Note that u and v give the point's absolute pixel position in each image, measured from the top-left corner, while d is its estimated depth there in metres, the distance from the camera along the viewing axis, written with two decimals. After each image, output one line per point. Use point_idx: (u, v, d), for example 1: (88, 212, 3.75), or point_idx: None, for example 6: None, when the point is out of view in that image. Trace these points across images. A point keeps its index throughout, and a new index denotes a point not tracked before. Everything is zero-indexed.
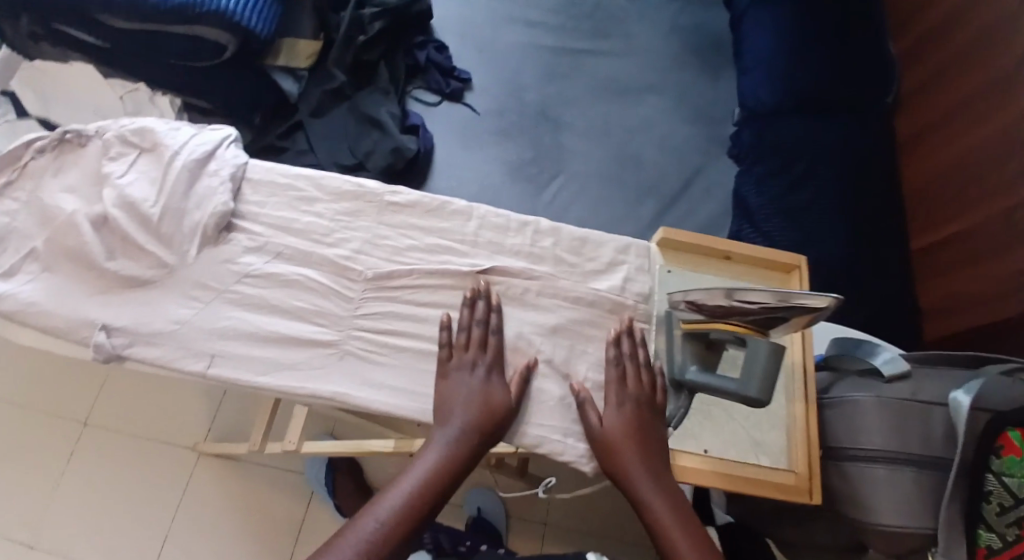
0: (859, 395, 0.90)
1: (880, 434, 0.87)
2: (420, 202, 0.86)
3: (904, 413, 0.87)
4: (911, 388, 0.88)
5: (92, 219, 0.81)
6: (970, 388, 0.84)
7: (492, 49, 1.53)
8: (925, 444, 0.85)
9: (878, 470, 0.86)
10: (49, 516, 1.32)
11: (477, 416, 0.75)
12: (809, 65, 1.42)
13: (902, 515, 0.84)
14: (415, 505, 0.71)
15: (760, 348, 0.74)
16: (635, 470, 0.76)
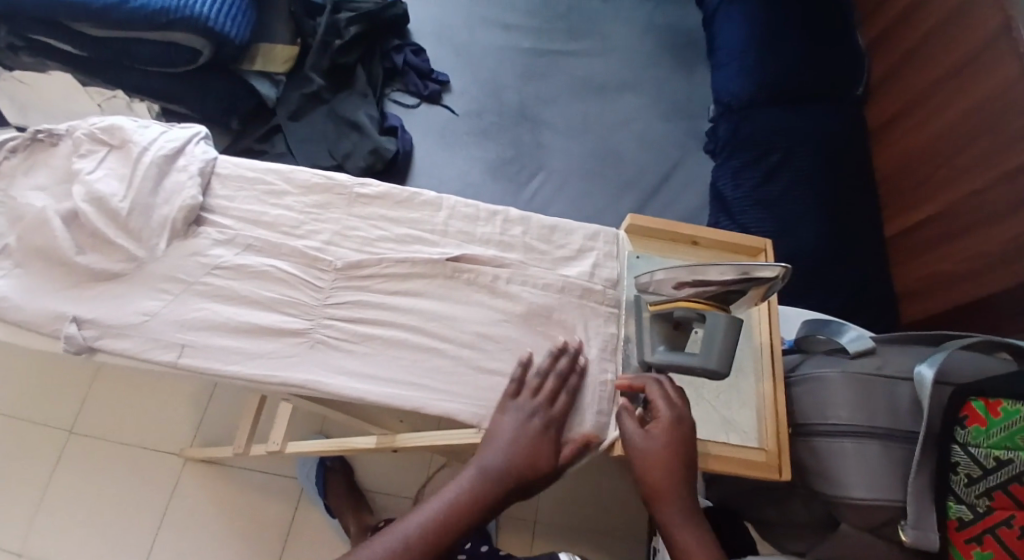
0: (828, 371, 0.92)
1: (847, 409, 0.89)
2: (390, 194, 0.88)
3: (870, 388, 0.89)
4: (876, 364, 0.91)
5: (63, 215, 0.82)
6: (933, 362, 0.86)
7: (469, 51, 1.54)
8: (891, 417, 0.88)
9: (845, 443, 0.88)
10: (34, 524, 1.31)
11: (523, 458, 0.75)
12: (781, 55, 1.43)
13: (871, 486, 0.86)
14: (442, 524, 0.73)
15: (719, 321, 0.76)
16: (668, 495, 0.74)
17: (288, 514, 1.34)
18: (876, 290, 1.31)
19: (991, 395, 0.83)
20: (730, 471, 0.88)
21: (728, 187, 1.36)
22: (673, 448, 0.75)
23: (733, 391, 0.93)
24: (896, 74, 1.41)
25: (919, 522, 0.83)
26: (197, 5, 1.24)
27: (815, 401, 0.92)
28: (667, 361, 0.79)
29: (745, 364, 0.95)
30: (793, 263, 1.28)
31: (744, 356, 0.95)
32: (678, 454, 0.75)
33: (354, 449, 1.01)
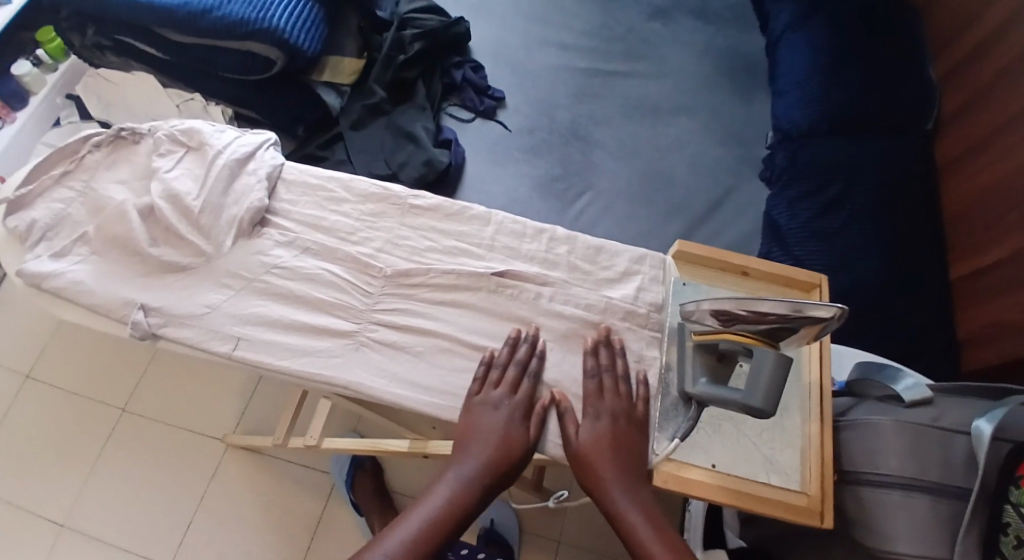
0: (879, 418, 0.86)
1: (898, 459, 0.83)
2: (441, 206, 0.92)
3: (925, 438, 0.83)
4: (931, 413, 0.85)
5: (140, 210, 0.88)
6: (993, 417, 0.80)
7: (527, 70, 1.58)
8: (944, 471, 0.82)
9: (892, 496, 0.82)
10: (81, 496, 1.38)
11: (496, 448, 0.78)
12: (843, 89, 1.42)
13: (917, 543, 0.79)
14: (446, 515, 0.75)
15: (767, 359, 0.75)
16: (609, 482, 0.78)
17: (318, 509, 1.38)
18: (937, 334, 1.26)
19: None
20: (765, 513, 0.81)
21: (783, 217, 1.35)
22: (609, 433, 0.80)
23: (777, 431, 0.85)
24: (968, 113, 1.37)
25: None
26: (274, 19, 1.31)
27: (863, 448, 0.86)
28: (696, 389, 0.80)
29: (792, 403, 0.87)
30: (840, 298, 1.26)
31: (791, 396, 0.87)
32: (613, 440, 0.79)
33: (389, 450, 1.03)
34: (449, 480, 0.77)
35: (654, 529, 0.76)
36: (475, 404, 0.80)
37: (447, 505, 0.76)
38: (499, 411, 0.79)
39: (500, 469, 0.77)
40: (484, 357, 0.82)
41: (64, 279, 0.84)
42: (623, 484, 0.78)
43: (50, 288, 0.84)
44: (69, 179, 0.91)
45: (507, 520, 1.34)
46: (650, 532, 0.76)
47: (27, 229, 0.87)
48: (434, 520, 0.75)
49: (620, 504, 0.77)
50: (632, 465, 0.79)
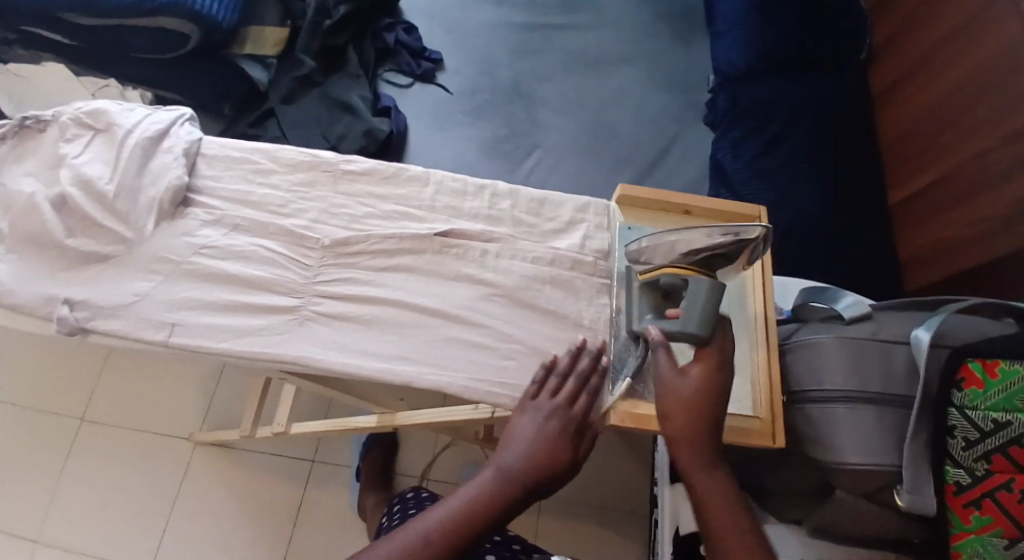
0: (822, 336, 0.85)
1: (841, 373, 0.82)
2: (375, 170, 0.89)
3: (866, 350, 0.82)
4: (872, 328, 0.84)
5: (52, 200, 0.83)
6: (931, 325, 0.79)
7: (461, 29, 1.54)
8: (887, 382, 0.81)
9: (838, 410, 0.82)
10: (43, 512, 1.34)
11: (542, 459, 0.73)
12: (781, 20, 1.40)
13: (865, 452, 0.79)
14: (477, 510, 0.71)
15: (699, 286, 0.74)
16: (683, 440, 0.73)
17: (297, 495, 1.36)
18: (889, 260, 1.27)
19: (990, 356, 0.77)
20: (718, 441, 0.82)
21: (727, 158, 1.31)
22: (700, 388, 0.74)
23: None
24: (903, 36, 1.37)
25: (915, 488, 0.77)
26: None
27: (807, 366, 0.85)
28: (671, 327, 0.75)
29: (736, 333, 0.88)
30: (793, 230, 1.26)
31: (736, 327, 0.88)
32: (704, 395, 0.73)
33: (359, 429, 1.02)
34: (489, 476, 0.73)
35: (721, 499, 0.72)
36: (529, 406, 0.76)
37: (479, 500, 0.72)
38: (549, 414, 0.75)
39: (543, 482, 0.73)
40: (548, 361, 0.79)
41: None
42: (697, 448, 0.73)
43: None
44: None
45: None
46: (716, 502, 0.71)
47: None
48: (461, 515, 0.71)
49: (690, 466, 0.73)
50: (713, 428, 0.73)
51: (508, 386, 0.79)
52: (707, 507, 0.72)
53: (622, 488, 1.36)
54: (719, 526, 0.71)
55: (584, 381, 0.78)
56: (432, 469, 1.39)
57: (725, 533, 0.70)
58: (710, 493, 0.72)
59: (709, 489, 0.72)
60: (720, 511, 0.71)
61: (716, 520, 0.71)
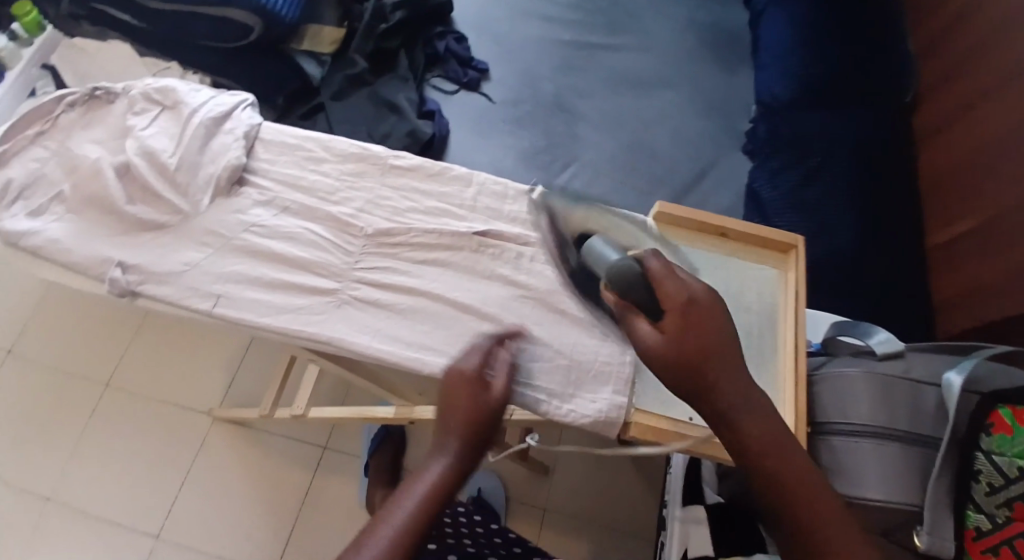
0: (852, 369, 0.87)
1: (869, 408, 0.84)
2: (421, 167, 0.91)
3: (894, 389, 0.85)
4: (903, 366, 0.86)
5: (116, 167, 0.87)
6: (962, 369, 0.81)
7: (509, 41, 1.58)
8: (914, 420, 0.83)
9: (863, 445, 0.83)
10: (67, 471, 1.43)
11: (475, 420, 0.67)
12: (825, 57, 1.43)
13: (886, 488, 0.81)
14: (437, 494, 0.62)
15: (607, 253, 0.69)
16: (708, 390, 0.61)
17: (305, 482, 1.42)
18: (920, 302, 1.27)
19: (1020, 403, 0.78)
20: None
21: (764, 189, 1.34)
22: (694, 327, 0.61)
23: None
24: (947, 81, 1.38)
25: (936, 529, 0.77)
26: None
27: (835, 400, 0.87)
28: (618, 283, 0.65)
29: (765, 364, 0.83)
30: (822, 264, 1.27)
31: (764, 357, 0.84)
32: (702, 333, 0.61)
33: (375, 417, 1.04)
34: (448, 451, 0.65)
35: (770, 452, 0.62)
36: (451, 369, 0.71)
37: (436, 485, 0.63)
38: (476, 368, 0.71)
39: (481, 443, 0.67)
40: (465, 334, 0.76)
41: (41, 238, 0.83)
42: (729, 392, 0.62)
43: (26, 247, 0.83)
44: (44, 139, 0.90)
45: (493, 487, 1.37)
46: (765, 456, 0.62)
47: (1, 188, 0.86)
48: (421, 509, 0.61)
49: (727, 416, 0.62)
50: (733, 364, 0.62)
51: (530, 385, 0.80)
52: (761, 466, 0.62)
53: (628, 510, 1.37)
54: (783, 489, 0.62)
55: None
56: None
57: (793, 493, 0.61)
58: (761, 449, 0.61)
59: (756, 446, 0.61)
60: (779, 468, 0.62)
61: (778, 478, 0.62)
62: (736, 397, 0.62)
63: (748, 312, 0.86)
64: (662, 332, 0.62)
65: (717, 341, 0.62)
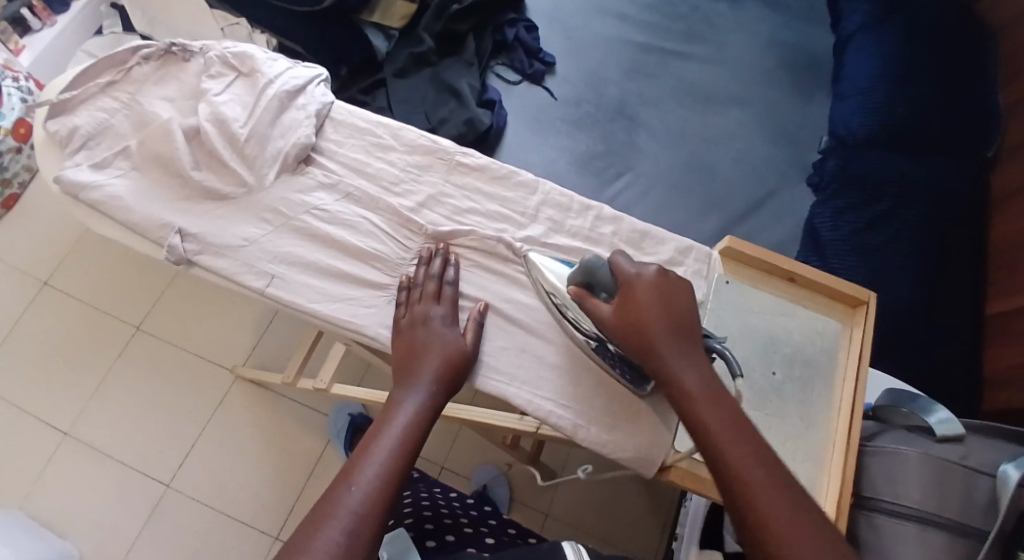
0: (906, 448, 0.87)
1: (919, 491, 0.84)
2: (488, 168, 0.90)
3: (948, 475, 0.84)
4: (960, 452, 0.85)
5: (186, 130, 0.86)
6: (1022, 464, 0.79)
7: (580, 38, 1.55)
8: (965, 510, 0.83)
9: (908, 528, 0.84)
10: (85, 408, 1.44)
11: (443, 369, 0.75)
12: (905, 99, 1.39)
13: None
14: (411, 436, 0.71)
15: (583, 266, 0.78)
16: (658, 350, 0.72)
17: (316, 452, 1.43)
18: (963, 368, 1.25)
19: None
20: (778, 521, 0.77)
21: (826, 227, 1.33)
22: (661, 287, 0.75)
23: (800, 444, 0.82)
24: None
25: None
26: None
27: (885, 477, 0.86)
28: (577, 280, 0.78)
29: (817, 419, 0.84)
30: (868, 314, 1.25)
31: (817, 412, 0.84)
32: (665, 294, 0.75)
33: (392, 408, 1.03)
34: (408, 405, 0.73)
35: (716, 411, 0.70)
36: (406, 326, 0.78)
37: (407, 430, 0.71)
38: (437, 326, 0.78)
39: (448, 387, 0.75)
40: (400, 281, 0.81)
41: (101, 192, 0.83)
42: (679, 357, 0.72)
43: (87, 200, 0.83)
44: (115, 89, 0.90)
45: (500, 487, 1.37)
46: (711, 414, 0.69)
47: (68, 135, 0.86)
48: (398, 451, 0.70)
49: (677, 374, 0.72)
50: (683, 329, 0.74)
51: (571, 410, 0.79)
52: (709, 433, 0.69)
53: (630, 528, 1.36)
54: (729, 452, 0.67)
55: (439, 279, 0.81)
56: (450, 458, 1.41)
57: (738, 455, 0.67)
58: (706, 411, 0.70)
59: (703, 411, 0.70)
60: (725, 431, 0.69)
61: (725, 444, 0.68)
62: (671, 348, 0.73)
63: (805, 362, 0.86)
64: (616, 306, 0.75)
65: (659, 308, 0.74)
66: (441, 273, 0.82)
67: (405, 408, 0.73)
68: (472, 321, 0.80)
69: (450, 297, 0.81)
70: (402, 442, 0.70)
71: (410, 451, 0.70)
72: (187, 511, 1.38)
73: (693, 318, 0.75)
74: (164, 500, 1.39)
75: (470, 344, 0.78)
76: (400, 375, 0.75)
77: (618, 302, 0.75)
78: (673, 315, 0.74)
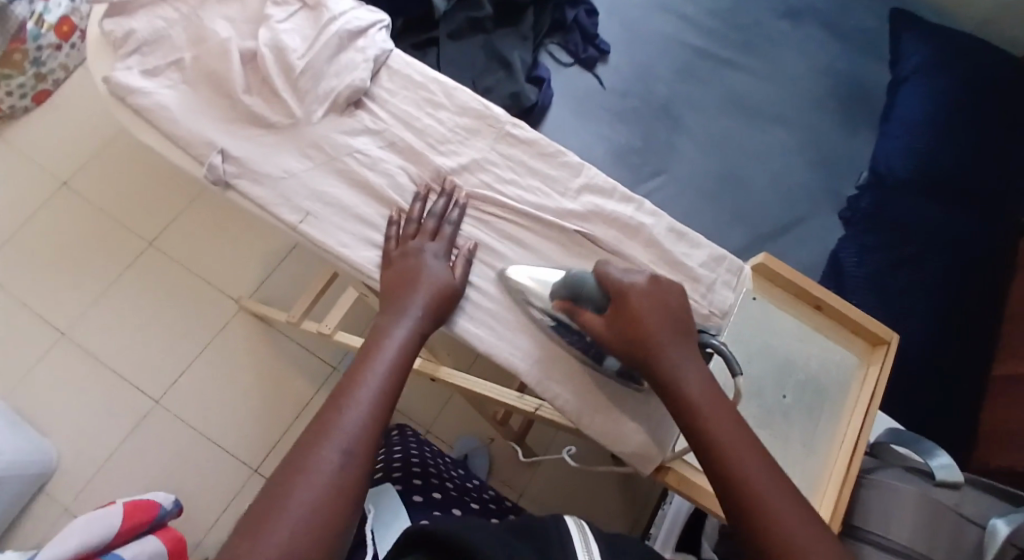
0: (905, 486, 0.88)
1: (912, 530, 0.86)
2: (536, 142, 0.89)
3: (941, 519, 0.86)
4: (954, 498, 0.88)
5: (244, 53, 0.87)
6: (1013, 519, 0.83)
7: (639, 30, 1.53)
8: (951, 554, 0.85)
9: None
10: (89, 313, 1.45)
11: (432, 301, 0.76)
12: (948, 149, 1.37)
13: None
14: (403, 365, 0.73)
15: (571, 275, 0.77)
16: (648, 322, 0.73)
17: (307, 397, 1.41)
18: None
19: None
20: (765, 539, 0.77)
21: (851, 261, 1.30)
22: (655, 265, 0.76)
23: (800, 467, 0.82)
24: None
25: None
26: None
27: (880, 511, 0.88)
28: (561, 293, 0.77)
29: (819, 447, 0.84)
30: None
31: (820, 439, 0.84)
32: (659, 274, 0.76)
33: None
34: (397, 333, 0.74)
35: (699, 381, 0.71)
36: (397, 257, 0.79)
37: (401, 360, 0.73)
38: (428, 259, 0.79)
39: (438, 318, 0.77)
40: (391, 217, 0.81)
41: (149, 100, 0.84)
42: (664, 326, 0.73)
43: (134, 106, 0.84)
44: None
45: (480, 459, 1.37)
46: (694, 383, 0.71)
47: (123, 38, 0.86)
48: (390, 378, 0.71)
49: (660, 347, 0.72)
50: (671, 305, 0.75)
51: (576, 396, 0.79)
52: (688, 402, 0.70)
53: (602, 511, 1.36)
54: (707, 420, 0.69)
55: (439, 218, 0.82)
56: (436, 424, 1.41)
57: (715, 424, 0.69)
58: (688, 380, 0.71)
59: (686, 381, 0.71)
60: (702, 399, 0.70)
61: (705, 413, 0.69)
62: (672, 349, 0.72)
63: (816, 390, 0.86)
64: (606, 321, 0.74)
65: (658, 311, 0.73)
66: (442, 212, 0.82)
67: (398, 336, 0.74)
68: (460, 253, 0.81)
69: (444, 237, 0.81)
70: (395, 368, 0.72)
71: (400, 377, 0.72)
72: (170, 431, 1.39)
73: (686, 313, 0.76)
74: (151, 416, 1.40)
75: (459, 280, 0.79)
76: (388, 303, 0.76)
77: (610, 312, 0.74)
78: (669, 300, 0.75)
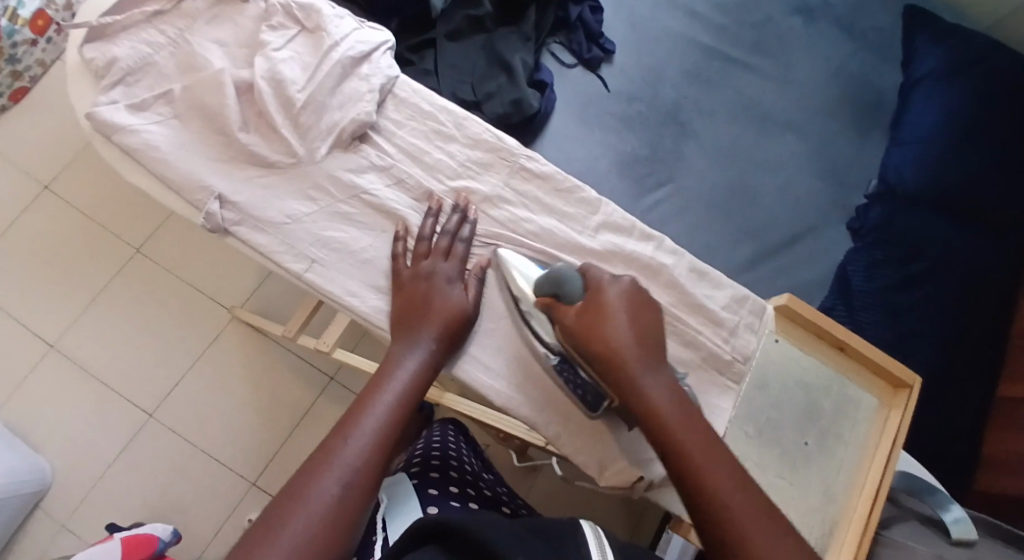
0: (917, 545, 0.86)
1: None
2: (552, 177, 0.85)
3: None
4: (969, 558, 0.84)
5: (239, 84, 0.82)
6: None
7: (645, 29, 1.46)
8: None
9: None
10: (76, 323, 1.39)
11: (444, 329, 0.75)
12: (963, 164, 1.31)
13: None
14: (413, 396, 0.72)
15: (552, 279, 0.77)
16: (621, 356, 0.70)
17: (306, 404, 1.36)
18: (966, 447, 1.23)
19: None
20: None
21: (859, 277, 1.27)
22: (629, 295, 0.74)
23: (815, 514, 0.81)
24: None
25: None
26: None
27: None
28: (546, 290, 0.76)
29: (838, 493, 0.82)
30: None
31: (838, 486, 0.83)
32: (634, 303, 0.73)
33: None
34: (408, 363, 0.73)
35: (681, 411, 0.68)
36: (408, 278, 0.78)
37: (410, 389, 0.72)
38: (442, 283, 0.77)
39: (450, 347, 0.75)
40: (398, 231, 0.80)
41: (138, 138, 0.80)
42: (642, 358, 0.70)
43: (123, 145, 0.80)
44: (162, 21, 0.85)
45: None
46: (675, 413, 0.67)
47: (106, 66, 0.83)
48: (397, 408, 0.70)
49: (638, 378, 0.69)
50: (648, 335, 0.72)
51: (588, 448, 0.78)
52: (673, 432, 0.66)
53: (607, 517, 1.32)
54: (691, 448, 0.65)
55: (451, 235, 0.80)
56: None
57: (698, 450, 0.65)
58: (669, 410, 0.68)
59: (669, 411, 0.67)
60: (686, 430, 0.66)
61: (689, 442, 0.66)
62: (642, 360, 0.70)
63: (836, 434, 0.84)
64: (578, 315, 0.73)
65: (626, 326, 0.71)
66: (454, 228, 0.81)
67: (407, 364, 0.73)
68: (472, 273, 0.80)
69: (455, 254, 0.80)
70: (404, 397, 0.71)
71: (409, 408, 0.71)
72: (160, 446, 1.34)
73: (661, 337, 0.73)
74: (145, 430, 1.35)
75: (472, 307, 0.78)
76: (402, 328, 0.75)
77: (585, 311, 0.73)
78: (647, 330, 0.72)
